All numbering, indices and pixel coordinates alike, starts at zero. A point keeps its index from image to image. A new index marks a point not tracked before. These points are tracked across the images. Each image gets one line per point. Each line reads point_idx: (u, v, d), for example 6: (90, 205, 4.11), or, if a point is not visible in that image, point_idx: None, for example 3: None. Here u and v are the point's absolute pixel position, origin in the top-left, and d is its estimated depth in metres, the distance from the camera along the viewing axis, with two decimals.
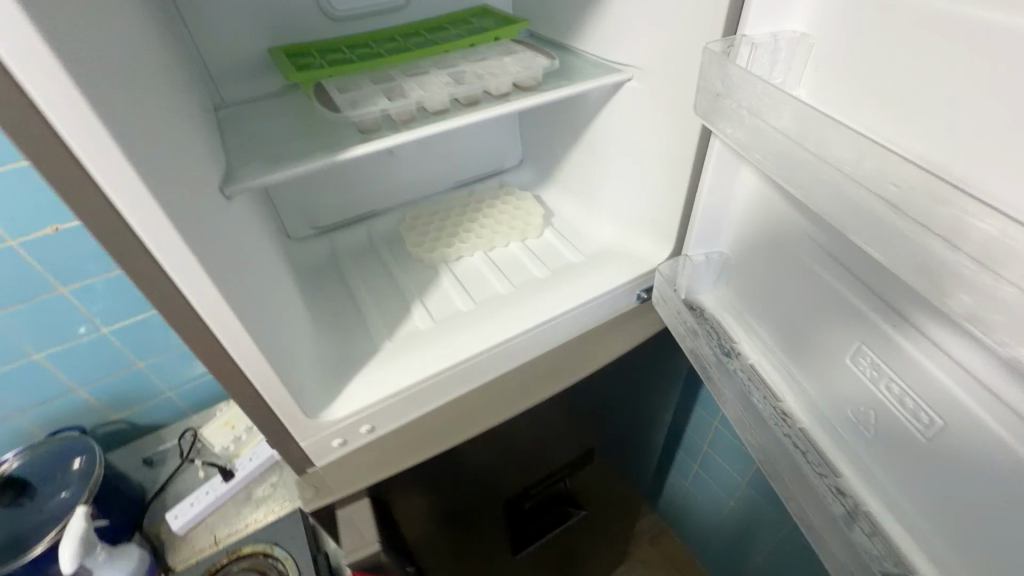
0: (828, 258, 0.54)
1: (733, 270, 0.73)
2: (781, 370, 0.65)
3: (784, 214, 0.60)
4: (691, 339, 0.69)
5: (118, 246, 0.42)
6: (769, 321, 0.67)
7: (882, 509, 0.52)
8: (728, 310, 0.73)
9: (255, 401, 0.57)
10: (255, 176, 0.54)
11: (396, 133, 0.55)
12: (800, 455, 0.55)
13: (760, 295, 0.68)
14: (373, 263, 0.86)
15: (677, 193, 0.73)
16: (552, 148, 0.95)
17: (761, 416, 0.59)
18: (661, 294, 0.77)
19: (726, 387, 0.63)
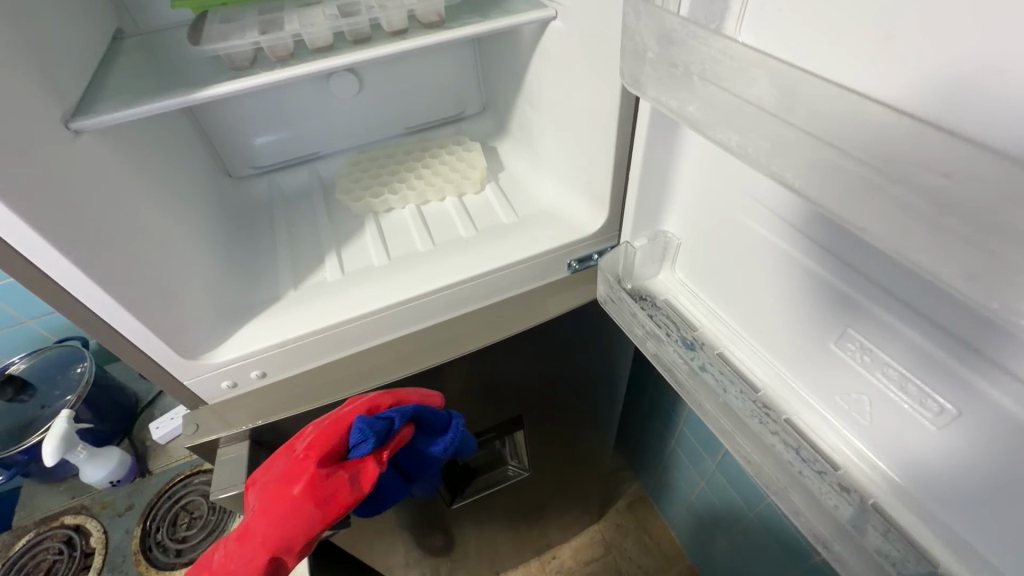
0: (792, 232, 0.46)
1: (682, 246, 0.62)
2: (749, 354, 0.56)
3: (733, 176, 0.50)
4: (654, 347, 0.58)
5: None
6: (732, 299, 0.56)
7: (892, 500, 0.44)
8: (689, 293, 0.62)
9: (123, 341, 0.58)
10: (107, 112, 0.53)
11: (255, 71, 0.51)
12: (790, 458, 0.48)
13: (718, 271, 0.57)
14: (306, 209, 0.85)
15: (606, 154, 0.65)
16: (506, 96, 0.88)
17: (741, 418, 0.51)
18: (608, 292, 0.66)
19: (704, 396, 0.54)
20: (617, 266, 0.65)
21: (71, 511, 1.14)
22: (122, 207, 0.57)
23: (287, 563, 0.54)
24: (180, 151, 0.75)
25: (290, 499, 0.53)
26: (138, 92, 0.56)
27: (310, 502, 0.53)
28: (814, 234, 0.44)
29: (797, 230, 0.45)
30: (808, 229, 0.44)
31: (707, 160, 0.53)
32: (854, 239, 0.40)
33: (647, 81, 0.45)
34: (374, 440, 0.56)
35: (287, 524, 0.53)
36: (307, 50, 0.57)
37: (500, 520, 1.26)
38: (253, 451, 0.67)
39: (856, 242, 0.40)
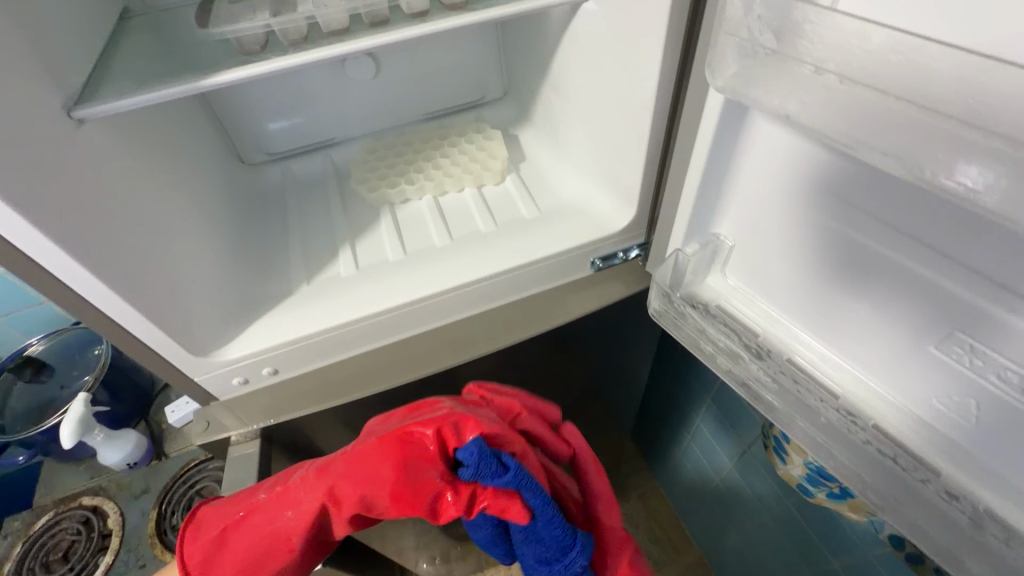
0: (884, 229, 0.40)
1: (735, 248, 0.54)
2: (819, 358, 0.50)
3: (798, 172, 0.44)
4: (734, 370, 0.53)
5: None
6: (803, 301, 0.49)
7: (1005, 504, 0.40)
8: (743, 299, 0.54)
9: (131, 340, 0.56)
10: (110, 100, 0.50)
11: (268, 56, 0.47)
12: (891, 465, 0.45)
13: (784, 272, 0.50)
14: (320, 198, 0.82)
15: (637, 148, 0.61)
16: (529, 81, 0.83)
17: (835, 431, 0.48)
18: (664, 307, 0.58)
19: (801, 420, 0.50)
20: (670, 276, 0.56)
21: (89, 492, 1.15)
22: (125, 197, 0.54)
23: (334, 521, 0.54)
24: (191, 137, 0.72)
25: (377, 453, 0.52)
26: (144, 78, 0.53)
27: (387, 488, 0.51)
28: (909, 226, 0.38)
29: (879, 220, 0.40)
30: (905, 221, 0.38)
31: (757, 157, 0.46)
32: (970, 221, 0.34)
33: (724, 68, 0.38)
34: (475, 471, 0.50)
35: (357, 491, 0.52)
36: (321, 33, 0.53)
37: None
38: (264, 449, 0.65)
39: (963, 226, 0.35)
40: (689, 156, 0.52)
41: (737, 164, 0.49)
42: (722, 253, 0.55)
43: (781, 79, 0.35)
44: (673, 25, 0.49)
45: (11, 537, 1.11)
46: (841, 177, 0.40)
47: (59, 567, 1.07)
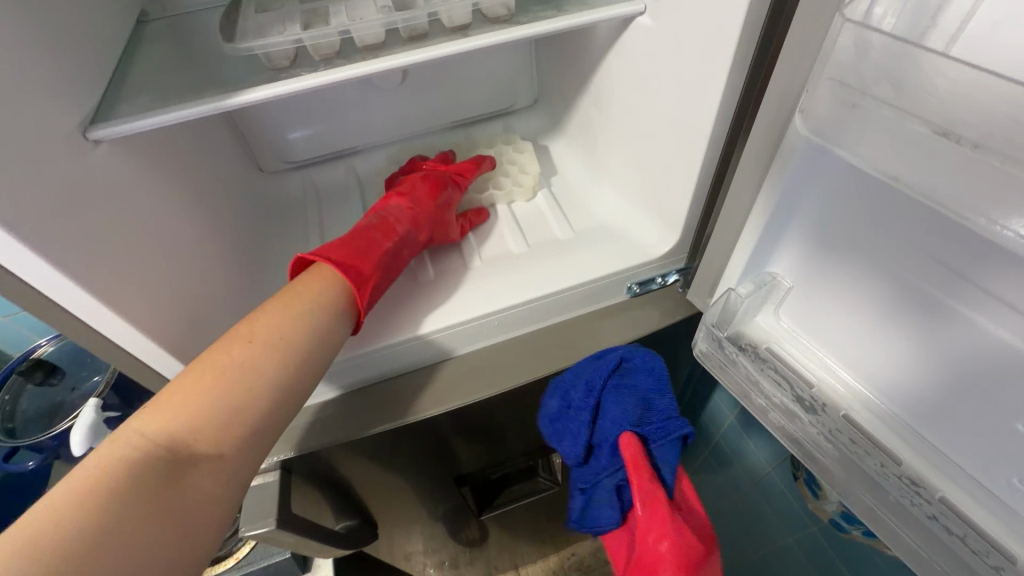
0: (994, 303, 0.35)
1: (792, 290, 0.49)
2: (878, 417, 0.45)
3: (878, 222, 0.39)
4: (788, 427, 0.48)
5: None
6: (867, 356, 0.45)
7: None
8: (798, 342, 0.49)
9: (157, 376, 0.53)
10: (127, 119, 0.46)
11: (298, 76, 0.44)
12: (961, 549, 0.39)
13: (848, 321, 0.46)
14: (342, 211, 0.79)
15: (687, 174, 0.57)
16: (562, 90, 0.80)
17: (900, 507, 0.42)
18: (711, 349, 0.53)
19: (867, 496, 0.44)
20: (718, 315, 0.51)
21: None
22: (144, 222, 0.51)
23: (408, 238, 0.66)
24: (210, 149, 0.68)
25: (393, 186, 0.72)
26: (165, 94, 0.49)
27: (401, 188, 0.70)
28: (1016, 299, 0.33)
29: (977, 285, 0.35)
30: (1014, 295, 0.33)
31: (833, 198, 0.42)
32: None
33: (816, 107, 0.34)
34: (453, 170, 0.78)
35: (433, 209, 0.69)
36: (355, 48, 0.50)
37: (523, 525, 1.22)
38: (285, 479, 0.63)
39: None
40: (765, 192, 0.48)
41: (808, 203, 0.44)
42: (776, 292, 0.50)
43: (879, 131, 0.31)
44: (741, 48, 0.45)
45: None
46: (935, 233, 0.36)
47: None
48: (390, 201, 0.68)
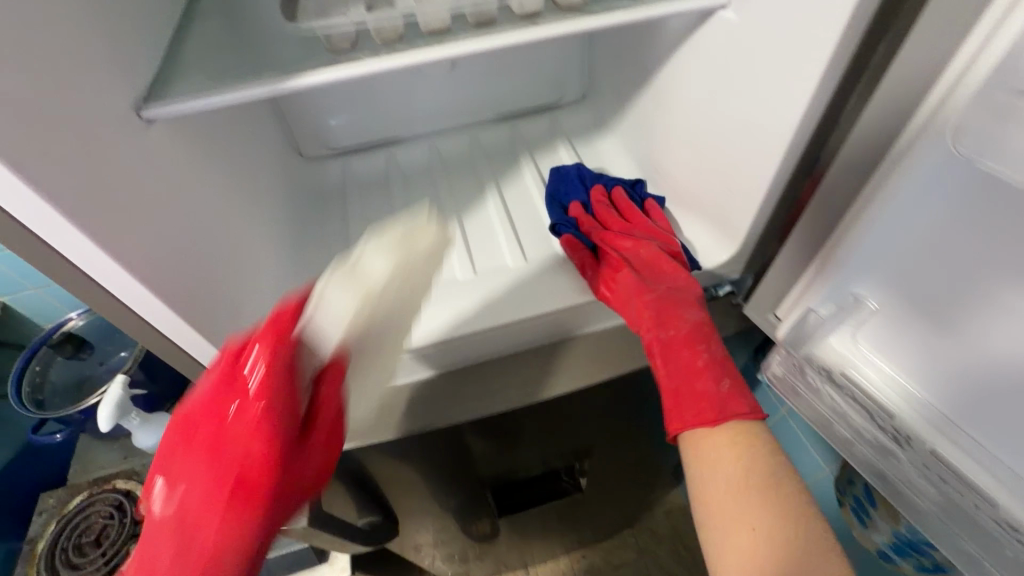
0: None
1: (876, 310, 0.45)
2: (979, 462, 0.40)
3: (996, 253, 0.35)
4: (875, 458, 0.45)
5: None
6: (962, 384, 0.41)
7: None
8: (877, 368, 0.45)
9: (194, 364, 0.51)
10: (178, 98, 0.44)
11: (358, 61, 0.41)
12: None
13: (941, 346, 0.41)
14: (381, 201, 0.76)
15: (758, 182, 0.54)
16: (618, 86, 0.76)
17: (996, 548, 0.39)
18: (785, 372, 0.50)
19: (960, 533, 0.41)
20: (791, 334, 0.50)
21: (122, 476, 1.10)
22: (189, 207, 0.49)
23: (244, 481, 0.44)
24: (253, 130, 0.66)
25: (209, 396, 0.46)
26: (217, 74, 0.47)
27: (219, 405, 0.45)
28: None
29: None
30: None
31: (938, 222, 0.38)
32: None
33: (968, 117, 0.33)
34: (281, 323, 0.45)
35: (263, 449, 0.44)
36: (417, 32, 0.47)
37: (540, 524, 1.21)
38: None
39: None
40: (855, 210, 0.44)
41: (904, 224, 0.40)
42: (857, 313, 0.46)
43: None
44: (841, 50, 0.41)
45: (44, 515, 1.08)
46: None
47: (89, 551, 1.01)
48: (185, 458, 0.45)
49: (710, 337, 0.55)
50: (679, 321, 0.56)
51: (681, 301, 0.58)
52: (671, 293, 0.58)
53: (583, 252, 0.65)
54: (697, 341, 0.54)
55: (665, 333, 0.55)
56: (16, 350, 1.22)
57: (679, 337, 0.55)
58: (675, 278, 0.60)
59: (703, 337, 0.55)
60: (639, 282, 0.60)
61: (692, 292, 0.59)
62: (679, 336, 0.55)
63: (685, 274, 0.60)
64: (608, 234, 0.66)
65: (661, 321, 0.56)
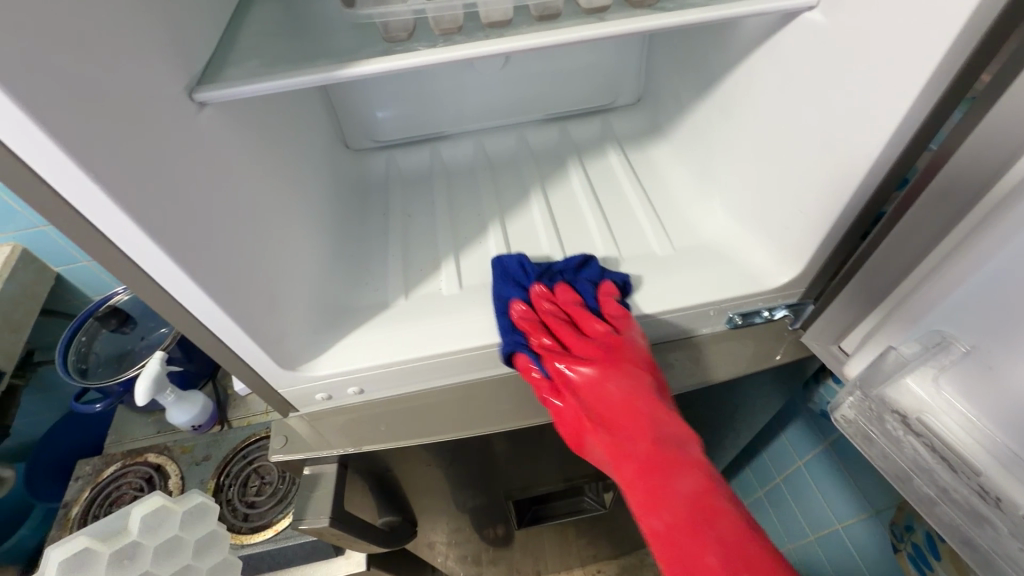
0: None
1: (968, 355, 0.39)
2: None
3: None
4: (961, 524, 0.38)
5: (4, 172, 0.33)
6: None
7: None
8: (963, 419, 0.40)
9: (228, 351, 0.51)
10: (232, 83, 0.43)
11: (415, 50, 0.39)
12: None
13: None
14: (424, 196, 0.75)
15: (833, 201, 0.49)
16: (678, 91, 0.72)
17: None
18: (858, 417, 0.44)
19: None
20: (864, 375, 0.45)
21: (154, 450, 1.12)
22: (236, 193, 0.49)
23: None
24: (301, 119, 0.66)
25: None
26: (272, 60, 0.46)
27: None
28: None
29: None
30: None
31: None
32: None
33: None
34: None
35: None
36: (478, 24, 0.44)
37: (558, 534, 1.18)
38: (339, 474, 0.60)
39: None
40: (951, 243, 0.40)
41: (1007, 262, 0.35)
42: (943, 357, 0.41)
43: None
44: (947, 61, 0.37)
45: (81, 481, 1.10)
46: None
47: None
48: None
49: (714, 508, 0.49)
50: (671, 499, 0.50)
51: (670, 464, 0.52)
52: (652, 455, 0.52)
53: (539, 381, 0.56)
54: (700, 527, 0.48)
55: (662, 520, 0.50)
56: (66, 319, 1.27)
57: (683, 521, 0.49)
58: (658, 429, 0.53)
59: (709, 514, 0.48)
60: (614, 447, 0.54)
61: (670, 441, 0.53)
62: (677, 522, 0.49)
63: (659, 417, 0.54)
64: (563, 357, 0.57)
65: (654, 504, 0.51)
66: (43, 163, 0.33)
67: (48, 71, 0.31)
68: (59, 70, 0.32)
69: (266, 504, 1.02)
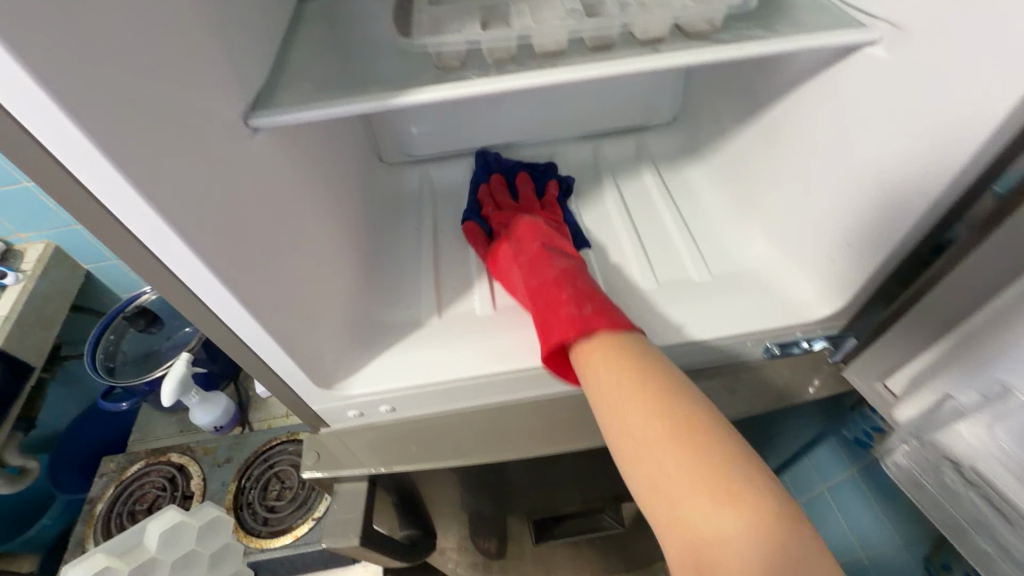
0: None
1: None
2: None
3: None
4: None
5: (69, 201, 0.33)
6: None
7: None
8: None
9: (266, 370, 0.51)
10: (287, 108, 0.43)
11: (472, 82, 0.39)
12: None
13: None
14: (456, 212, 0.75)
15: (887, 238, 0.48)
16: (718, 114, 0.71)
17: None
18: (914, 465, 0.44)
19: None
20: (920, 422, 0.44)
21: (177, 450, 1.13)
22: (283, 214, 0.49)
23: None
24: (339, 136, 0.66)
25: None
26: (324, 85, 0.46)
27: None
28: None
29: None
30: None
31: None
32: None
33: None
34: None
35: None
36: (530, 53, 0.44)
37: (574, 550, 1.17)
38: (369, 493, 0.60)
39: None
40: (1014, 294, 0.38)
41: None
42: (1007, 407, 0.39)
43: None
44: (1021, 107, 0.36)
45: (105, 479, 1.11)
46: None
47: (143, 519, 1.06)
48: None
49: (580, 273, 0.56)
50: (550, 261, 0.57)
51: (549, 252, 0.59)
52: (536, 247, 0.61)
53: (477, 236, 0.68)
54: (566, 277, 0.54)
55: (535, 280, 0.56)
56: (94, 317, 1.29)
57: (548, 277, 0.55)
58: (550, 236, 0.63)
59: (569, 274, 0.55)
60: (518, 241, 0.62)
61: (562, 247, 0.61)
62: (549, 273, 0.56)
63: (554, 232, 0.63)
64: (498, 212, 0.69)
65: (533, 270, 0.57)
66: (109, 198, 0.33)
67: (119, 108, 0.31)
68: (127, 106, 0.32)
69: (286, 509, 1.03)
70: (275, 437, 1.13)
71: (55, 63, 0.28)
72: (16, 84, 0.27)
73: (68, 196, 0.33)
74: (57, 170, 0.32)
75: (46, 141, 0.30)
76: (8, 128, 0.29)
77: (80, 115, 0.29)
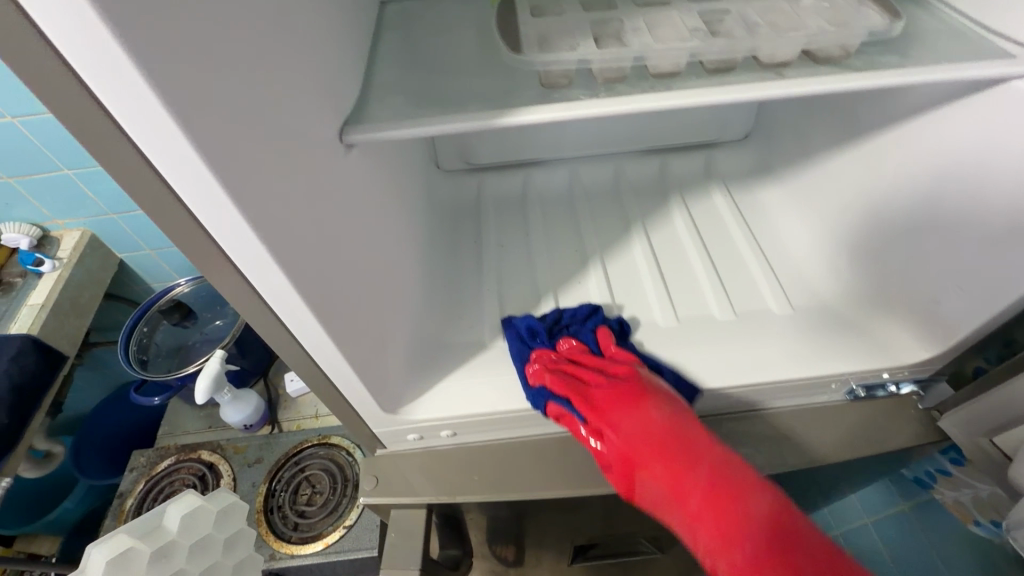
0: None
1: None
2: None
3: None
4: None
5: (166, 222, 0.31)
6: None
7: None
8: None
9: (333, 392, 0.49)
10: (381, 124, 0.41)
11: (591, 105, 0.36)
12: None
13: None
14: (517, 227, 0.72)
15: (1010, 289, 0.44)
16: (803, 135, 0.67)
17: None
18: None
19: None
20: None
21: (208, 448, 1.12)
22: (362, 231, 0.46)
23: None
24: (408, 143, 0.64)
25: None
26: (418, 98, 0.44)
27: None
28: None
29: None
30: None
31: None
32: None
33: None
34: None
35: None
36: (643, 73, 0.41)
37: None
38: (428, 523, 0.56)
39: None
40: None
41: None
42: None
43: None
44: None
45: (135, 472, 1.11)
46: None
47: None
48: None
49: (790, 515, 0.44)
50: (748, 518, 0.44)
51: (723, 488, 0.45)
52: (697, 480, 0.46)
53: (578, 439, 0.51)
54: (787, 543, 0.42)
55: (740, 549, 0.43)
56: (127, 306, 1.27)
57: (762, 543, 0.43)
58: (695, 448, 0.48)
59: (784, 528, 0.43)
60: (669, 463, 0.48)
61: (717, 459, 0.47)
62: (760, 547, 0.42)
63: (686, 431, 0.49)
64: (601, 400, 0.52)
65: (728, 534, 0.44)
66: (213, 222, 0.31)
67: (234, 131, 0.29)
68: (240, 126, 0.30)
69: (316, 515, 1.01)
70: (307, 439, 1.11)
71: (180, 84, 0.25)
72: (141, 105, 0.25)
73: (170, 219, 0.31)
74: (164, 192, 0.29)
75: (161, 165, 0.28)
76: (114, 141, 0.27)
77: (195, 134, 0.27)
